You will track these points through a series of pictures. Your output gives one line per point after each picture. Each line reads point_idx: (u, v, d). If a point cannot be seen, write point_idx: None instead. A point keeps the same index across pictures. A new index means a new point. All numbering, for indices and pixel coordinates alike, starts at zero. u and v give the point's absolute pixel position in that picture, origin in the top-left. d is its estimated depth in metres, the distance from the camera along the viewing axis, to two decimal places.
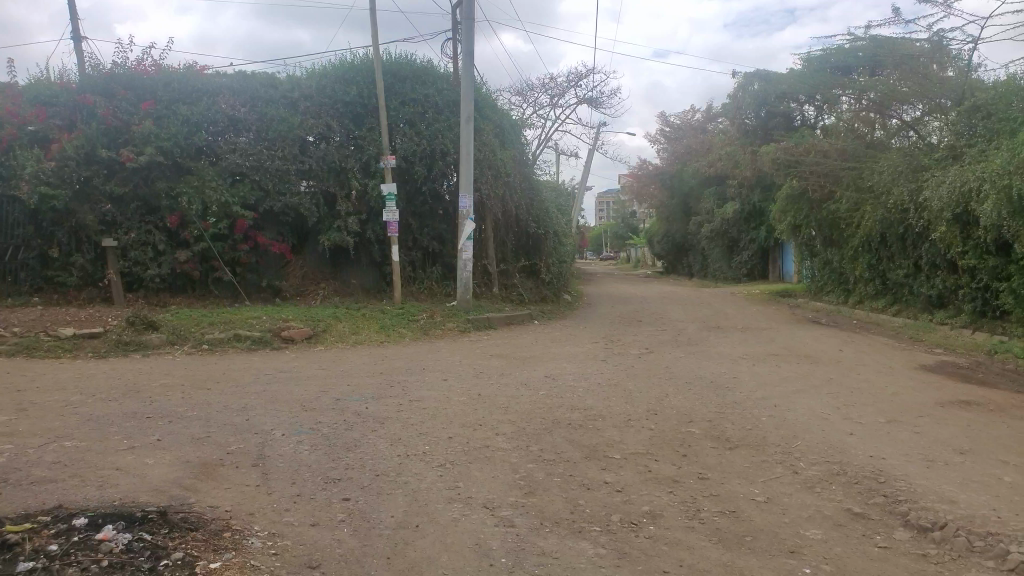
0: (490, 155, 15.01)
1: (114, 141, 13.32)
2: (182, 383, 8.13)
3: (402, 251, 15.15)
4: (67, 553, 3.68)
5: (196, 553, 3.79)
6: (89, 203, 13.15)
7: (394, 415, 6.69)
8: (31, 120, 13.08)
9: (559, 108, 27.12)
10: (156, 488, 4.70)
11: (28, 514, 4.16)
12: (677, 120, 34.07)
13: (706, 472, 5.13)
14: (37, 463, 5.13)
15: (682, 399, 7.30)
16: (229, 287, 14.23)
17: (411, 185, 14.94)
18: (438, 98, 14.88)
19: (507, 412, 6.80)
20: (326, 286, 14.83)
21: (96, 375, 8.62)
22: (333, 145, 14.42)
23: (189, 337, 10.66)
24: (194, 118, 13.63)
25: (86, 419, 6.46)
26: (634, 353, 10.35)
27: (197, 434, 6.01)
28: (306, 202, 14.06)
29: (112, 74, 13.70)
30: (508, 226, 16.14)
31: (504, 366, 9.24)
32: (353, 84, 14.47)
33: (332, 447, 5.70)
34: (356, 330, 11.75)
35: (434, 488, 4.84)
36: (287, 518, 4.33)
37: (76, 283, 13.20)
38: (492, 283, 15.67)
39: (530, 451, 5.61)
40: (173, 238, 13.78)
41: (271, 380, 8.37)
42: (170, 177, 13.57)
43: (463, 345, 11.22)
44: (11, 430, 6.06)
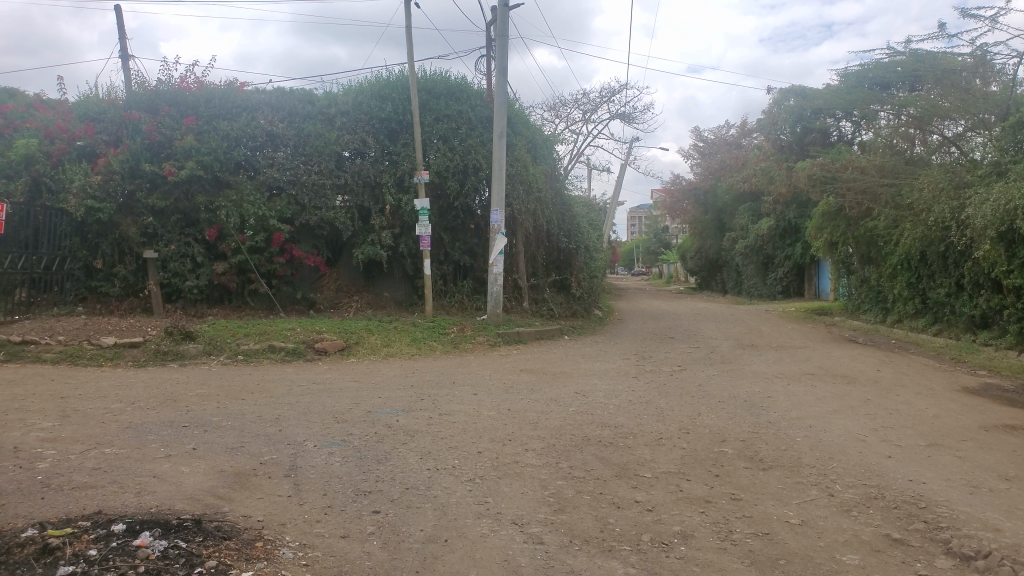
0: (523, 169, 15.06)
1: (156, 156, 13.68)
2: (217, 393, 8.24)
3: (434, 265, 15.26)
4: (107, 558, 3.75)
5: (229, 561, 3.82)
6: (133, 216, 13.52)
7: (425, 429, 6.69)
8: (80, 135, 13.68)
9: (591, 123, 27.15)
10: (191, 496, 4.76)
11: (69, 519, 4.25)
12: (710, 136, 34.18)
13: (739, 493, 5.06)
14: (79, 469, 5.24)
15: (715, 419, 7.20)
16: (265, 299, 14.40)
17: (444, 200, 15.04)
18: (472, 114, 15.00)
19: (536, 428, 6.77)
20: (359, 299, 14.95)
21: (135, 383, 8.79)
22: (368, 160, 14.58)
23: (225, 348, 10.82)
24: (234, 134, 13.95)
25: (125, 427, 6.58)
26: (665, 370, 10.25)
27: (232, 444, 6.08)
28: (341, 215, 14.19)
29: (157, 91, 14.10)
30: (539, 241, 16.18)
31: (535, 382, 9.22)
32: (388, 99, 14.66)
33: (363, 459, 5.74)
34: (388, 343, 11.81)
35: (463, 503, 4.83)
36: (319, 529, 4.36)
37: (118, 293, 13.51)
38: (522, 297, 15.66)
39: (559, 468, 5.58)
40: (211, 250, 14.00)
41: (303, 392, 8.44)
42: (209, 190, 13.79)
43: (494, 359, 11.21)
44: (55, 436, 6.19)
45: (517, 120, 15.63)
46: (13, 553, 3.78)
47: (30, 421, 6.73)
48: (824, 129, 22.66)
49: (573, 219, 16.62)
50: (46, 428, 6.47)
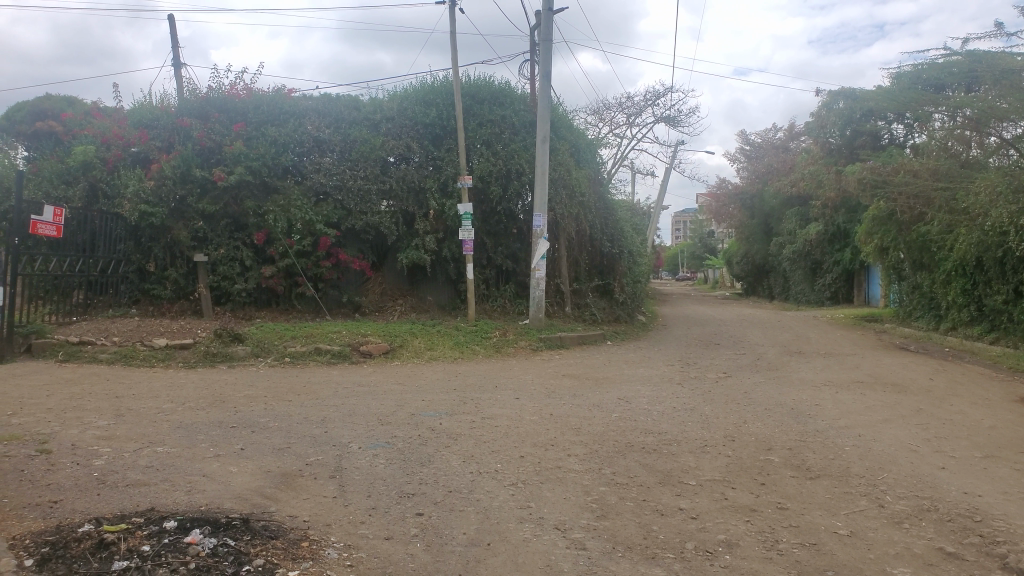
0: (566, 174, 15.03)
1: (207, 161, 14.00)
2: (264, 395, 8.40)
3: (477, 268, 15.32)
4: (159, 553, 3.84)
5: (275, 560, 3.88)
6: (184, 220, 13.86)
7: (468, 432, 6.72)
8: (135, 142, 14.09)
9: (635, 127, 27.00)
10: (239, 495, 4.86)
11: (123, 515, 4.38)
12: (758, 139, 33.76)
13: (786, 502, 4.97)
14: (133, 467, 5.39)
15: (762, 426, 7.09)
16: (312, 302, 14.61)
17: (487, 205, 15.08)
18: (515, 118, 15.03)
19: (579, 433, 6.74)
20: (403, 302, 15.07)
21: (187, 384, 9.00)
22: (412, 165, 14.70)
23: (272, 349, 11.02)
24: (282, 140, 14.24)
25: (177, 426, 6.75)
26: (710, 377, 10.13)
27: (279, 444, 6.19)
28: (386, 220, 14.34)
29: (208, 98, 14.45)
30: (582, 245, 16.14)
31: (577, 387, 9.19)
32: (432, 105, 14.79)
33: (407, 461, 5.79)
34: (431, 346, 11.89)
35: (505, 507, 4.84)
36: (362, 530, 4.41)
37: (170, 296, 13.87)
38: (564, 302, 15.59)
39: (602, 474, 5.55)
40: (260, 254, 14.26)
41: (348, 394, 8.56)
42: (258, 196, 14.09)
43: (536, 364, 11.21)
44: (111, 434, 6.38)
45: (561, 124, 15.62)
46: (70, 547, 3.90)
47: (88, 419, 6.95)
48: (875, 131, 22.12)
49: (616, 223, 16.56)
50: (102, 426, 6.68)
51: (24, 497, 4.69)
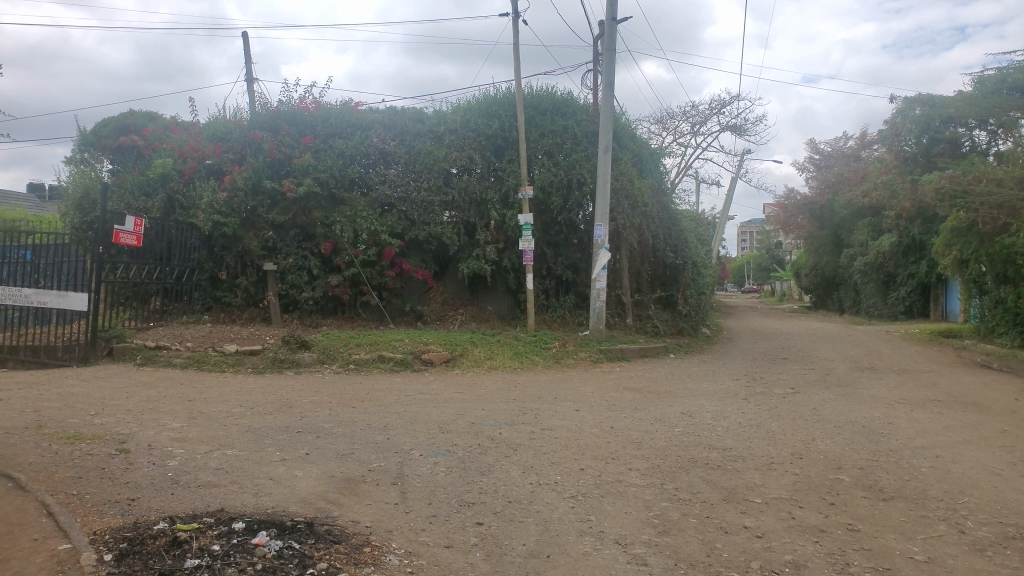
0: (628, 184, 14.93)
1: (277, 173, 14.40)
2: (329, 401, 8.56)
3: (537, 279, 15.34)
4: (228, 553, 3.95)
5: (338, 565, 3.94)
6: (255, 230, 14.26)
7: (528, 443, 6.71)
8: (209, 154, 14.62)
9: (700, 136, 26.66)
10: (305, 500, 4.96)
11: (195, 515, 4.52)
12: (828, 148, 32.96)
13: (856, 524, 4.80)
14: (204, 468, 5.56)
15: (831, 444, 6.87)
16: (376, 310, 14.81)
17: (548, 216, 15.09)
18: (578, 129, 15.01)
19: (641, 447, 6.65)
20: (464, 311, 15.18)
21: (255, 389, 9.26)
22: (475, 176, 14.84)
23: (337, 356, 11.23)
24: (349, 152, 14.56)
25: (245, 430, 6.94)
26: (778, 392, 9.86)
27: (343, 450, 6.29)
28: (449, 230, 14.48)
29: (278, 111, 14.90)
30: (644, 256, 16.00)
31: (639, 400, 9.09)
32: (496, 116, 14.92)
33: (467, 470, 5.82)
34: (491, 356, 11.92)
35: (566, 519, 4.80)
36: (423, 538, 4.44)
37: (240, 303, 14.29)
38: (626, 313, 15.51)
39: (664, 489, 5.46)
40: (327, 263, 14.56)
41: (410, 402, 8.64)
42: (325, 207, 14.42)
43: (597, 376, 11.13)
44: (184, 436, 6.61)
45: (623, 134, 15.54)
46: (146, 543, 4.04)
47: (162, 421, 7.22)
48: (955, 138, 21.25)
49: (680, 234, 16.34)
50: (176, 428, 6.92)
51: (103, 494, 4.89)
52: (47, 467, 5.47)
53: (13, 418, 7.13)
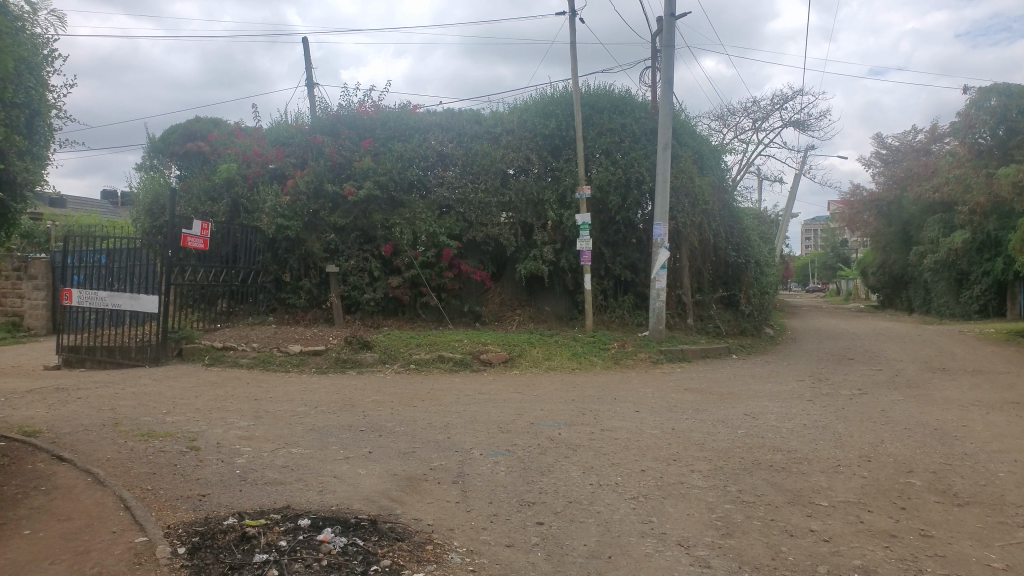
0: (688, 182, 14.74)
1: (338, 176, 14.68)
2: (391, 400, 8.70)
3: (595, 279, 15.27)
4: (294, 549, 4.04)
5: (401, 562, 3.99)
6: (317, 233, 14.55)
7: (587, 444, 6.67)
8: (272, 159, 15.03)
9: (761, 132, 26.12)
10: (368, 497, 5.04)
11: (262, 511, 4.64)
12: (895, 142, 31.96)
13: (929, 529, 4.63)
14: (270, 466, 5.71)
15: (902, 447, 6.64)
16: (435, 312, 14.90)
17: (605, 215, 15.01)
18: (636, 126, 14.88)
19: (703, 449, 6.55)
20: (522, 312, 15.20)
21: (319, 389, 9.45)
22: (532, 177, 14.86)
23: (398, 356, 11.39)
24: (408, 155, 14.75)
25: (310, 429, 7.09)
26: (844, 393, 9.60)
27: (405, 449, 6.38)
28: (506, 231, 14.53)
29: (339, 116, 15.22)
30: (705, 255, 15.77)
31: (701, 401, 8.96)
32: (552, 116, 14.92)
33: (527, 469, 5.83)
34: (550, 356, 11.91)
35: (627, 520, 4.76)
36: (485, 537, 4.46)
37: (303, 304, 14.59)
38: (686, 313, 15.31)
39: (727, 491, 5.37)
40: (387, 265, 14.75)
41: (470, 402, 8.69)
42: (385, 209, 14.62)
43: (656, 377, 11.00)
44: (251, 434, 6.79)
45: (682, 131, 15.34)
46: (217, 538, 4.17)
47: (230, 419, 7.44)
48: None
49: (742, 232, 16.03)
50: (243, 426, 7.13)
51: (176, 490, 5.06)
52: (124, 463, 5.70)
53: (91, 415, 7.45)
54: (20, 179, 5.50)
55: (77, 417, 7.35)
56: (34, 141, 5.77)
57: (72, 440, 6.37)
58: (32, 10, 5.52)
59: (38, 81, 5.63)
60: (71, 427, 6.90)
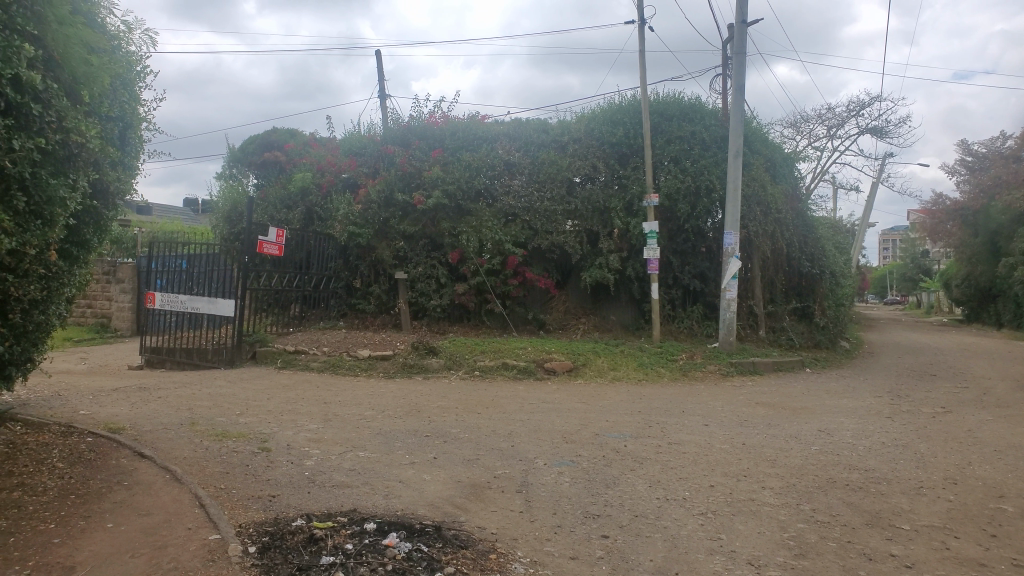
0: (760, 190, 14.46)
1: (407, 185, 14.91)
2: (456, 406, 8.75)
3: (663, 288, 15.09)
4: (360, 553, 4.10)
5: (464, 569, 4.00)
6: (387, 240, 14.80)
7: (654, 457, 6.57)
8: (345, 168, 15.47)
9: (837, 139, 25.35)
10: (432, 504, 5.07)
11: (330, 514, 4.73)
12: (982, 149, 30.61)
13: (1022, 559, 4.38)
14: (337, 469, 5.81)
15: (990, 470, 6.31)
16: (500, 318, 14.92)
17: (674, 223, 14.81)
18: (706, 134, 14.65)
19: (774, 465, 6.37)
20: (587, 321, 15.12)
21: (386, 393, 9.59)
22: (598, 185, 14.79)
23: (463, 363, 11.47)
24: (476, 163, 14.87)
25: (377, 433, 7.20)
26: (927, 411, 9.19)
27: (469, 456, 6.41)
28: (571, 239, 14.49)
29: (409, 126, 15.56)
30: (778, 265, 15.38)
31: (772, 416, 8.71)
32: (621, 124, 14.83)
33: (592, 481, 5.77)
34: (615, 366, 11.80)
35: (695, 537, 4.67)
36: (549, 548, 4.44)
37: (373, 309, 14.82)
38: (758, 325, 14.96)
39: (800, 510, 5.20)
40: (454, 272, 14.86)
41: (534, 410, 8.67)
42: (452, 217, 14.75)
43: (725, 389, 10.77)
44: (320, 437, 6.94)
45: (754, 138, 15.05)
46: (286, 539, 4.27)
47: (301, 422, 7.61)
48: None
49: (817, 241, 15.57)
50: (313, 429, 7.29)
51: (248, 489, 5.21)
52: (199, 462, 5.90)
53: (170, 414, 7.74)
54: (112, 188, 5.76)
55: (157, 416, 7.66)
56: (126, 152, 6.04)
57: (152, 438, 6.63)
58: (128, 29, 5.81)
59: (131, 96, 5.89)
60: (151, 425, 7.20)
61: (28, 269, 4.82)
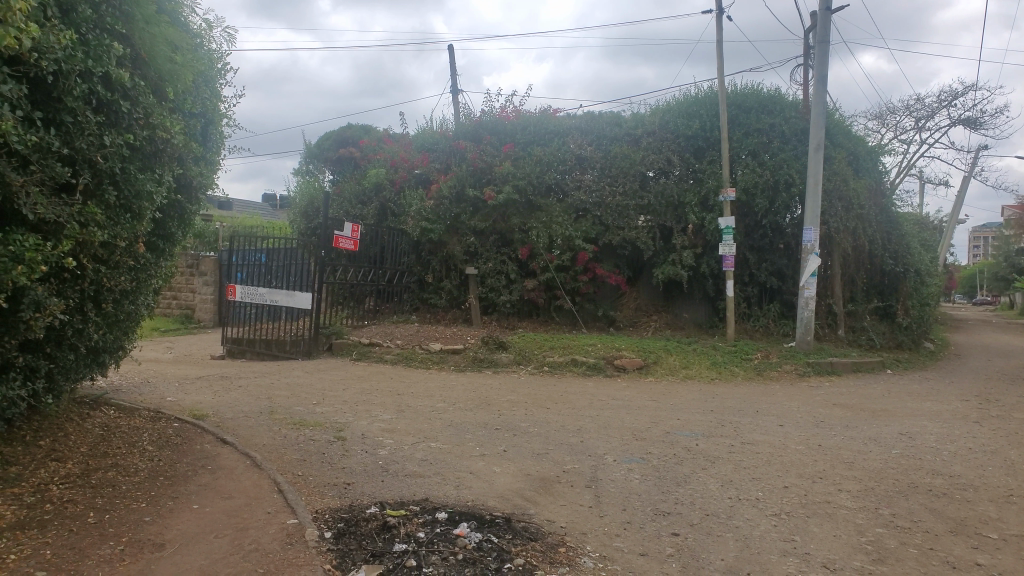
0: (842, 184, 13.99)
1: (479, 180, 15.00)
2: (525, 401, 8.79)
3: (738, 286, 14.78)
4: (432, 541, 4.17)
5: (534, 561, 4.02)
6: (458, 235, 14.94)
7: (726, 456, 6.45)
8: (418, 164, 15.77)
9: (926, 131, 24.26)
10: (501, 495, 5.11)
11: (402, 502, 4.82)
12: None
13: None
14: (410, 458, 5.92)
15: None
16: (569, 315, 14.92)
17: (751, 218, 14.46)
18: (786, 126, 14.26)
19: (852, 468, 6.18)
20: (658, 318, 14.96)
21: (457, 386, 9.71)
22: (673, 179, 14.58)
23: (533, 358, 11.51)
24: (548, 158, 14.87)
25: (448, 425, 7.29)
26: (1020, 417, 8.72)
27: (538, 449, 6.44)
28: (644, 235, 14.31)
29: (481, 122, 15.74)
30: (859, 263, 14.87)
31: (851, 418, 8.43)
32: (696, 116, 14.56)
33: (662, 478, 5.72)
34: (687, 365, 11.63)
35: (768, 537, 4.57)
36: (618, 543, 4.42)
37: (444, 304, 15.01)
38: (837, 324, 14.50)
39: (879, 514, 5.03)
40: (523, 268, 14.89)
41: (603, 407, 8.63)
42: (523, 213, 14.77)
43: (802, 390, 10.47)
44: (393, 427, 7.09)
45: (837, 131, 14.56)
46: (360, 525, 4.38)
47: (374, 412, 7.79)
48: None
49: (901, 238, 14.98)
50: (385, 419, 7.44)
51: (323, 477, 5.36)
52: (278, 448, 6.11)
53: (250, 402, 8.03)
54: (196, 183, 6.00)
55: (239, 404, 7.96)
56: (208, 147, 6.30)
57: (235, 425, 6.90)
58: (209, 27, 6.03)
59: (213, 92, 6.12)
60: (234, 413, 7.48)
61: (118, 260, 5.08)
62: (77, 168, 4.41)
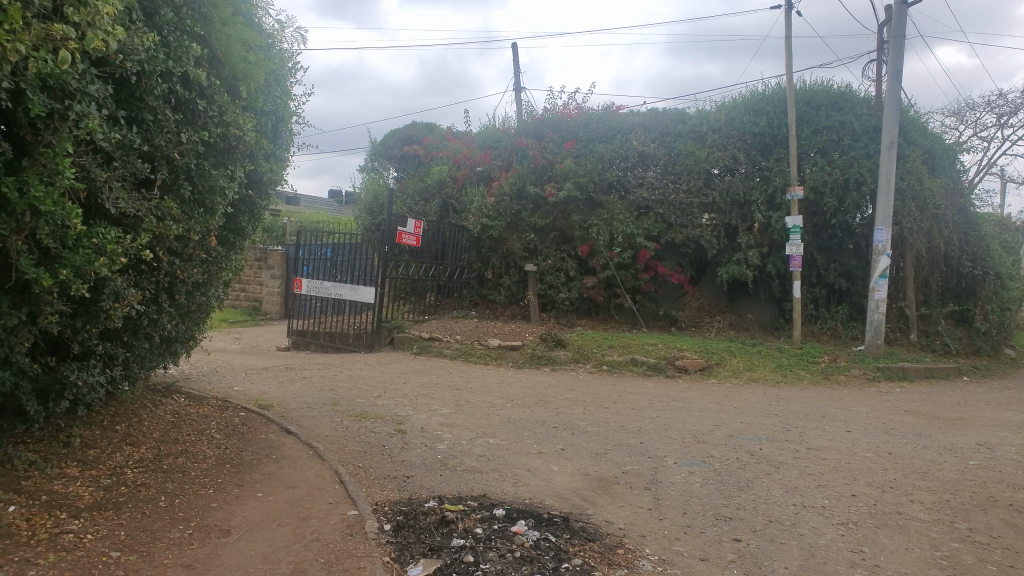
0: (916, 184, 13.50)
1: (540, 178, 14.97)
2: (584, 399, 8.74)
3: (805, 287, 14.38)
4: (489, 538, 4.19)
5: (592, 562, 4.00)
6: (519, 232, 14.95)
7: (790, 462, 6.28)
8: (480, 162, 15.88)
9: (1007, 128, 23.17)
10: (559, 494, 5.10)
11: (461, 498, 4.85)
12: None
13: None
14: (468, 454, 5.95)
15: None
16: (629, 313, 14.76)
17: (820, 217, 14.04)
18: (857, 123, 13.81)
19: (925, 478, 5.94)
20: (721, 319, 14.68)
21: (516, 383, 9.71)
22: (738, 177, 14.26)
23: (591, 356, 11.43)
24: (610, 156, 14.76)
25: (506, 421, 7.30)
26: None
27: (597, 449, 6.40)
28: (708, 233, 14.01)
29: (543, 119, 15.74)
30: (934, 265, 14.29)
31: (924, 426, 8.12)
32: (764, 113, 14.23)
33: (724, 482, 5.62)
34: (751, 367, 11.38)
35: (834, 547, 4.44)
36: (678, 547, 4.36)
37: (503, 300, 15.04)
38: (910, 328, 13.99)
39: (955, 528, 4.83)
40: (583, 265, 14.77)
41: (664, 408, 8.52)
42: (583, 210, 14.71)
43: (871, 395, 10.13)
44: (452, 422, 7.14)
45: (912, 128, 14.03)
46: (419, 519, 4.43)
47: (433, 406, 7.86)
48: None
49: (979, 240, 14.37)
50: (444, 414, 7.50)
51: (383, 469, 5.44)
52: (340, 440, 6.22)
53: (313, 394, 8.21)
54: (265, 179, 6.15)
55: (302, 395, 8.13)
56: (278, 145, 6.45)
57: (299, 416, 7.06)
58: (281, 27, 6.17)
59: (283, 91, 6.26)
60: (298, 403, 7.65)
61: (191, 253, 5.24)
62: (156, 164, 4.58)
